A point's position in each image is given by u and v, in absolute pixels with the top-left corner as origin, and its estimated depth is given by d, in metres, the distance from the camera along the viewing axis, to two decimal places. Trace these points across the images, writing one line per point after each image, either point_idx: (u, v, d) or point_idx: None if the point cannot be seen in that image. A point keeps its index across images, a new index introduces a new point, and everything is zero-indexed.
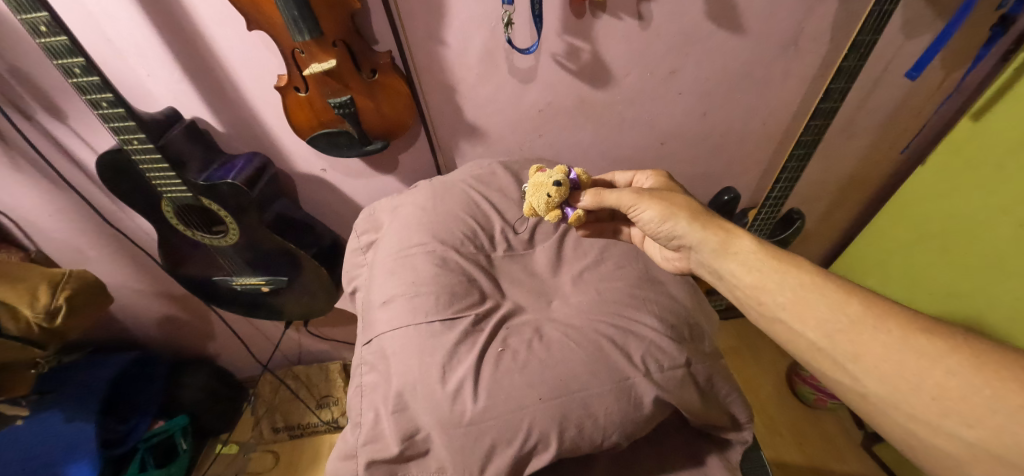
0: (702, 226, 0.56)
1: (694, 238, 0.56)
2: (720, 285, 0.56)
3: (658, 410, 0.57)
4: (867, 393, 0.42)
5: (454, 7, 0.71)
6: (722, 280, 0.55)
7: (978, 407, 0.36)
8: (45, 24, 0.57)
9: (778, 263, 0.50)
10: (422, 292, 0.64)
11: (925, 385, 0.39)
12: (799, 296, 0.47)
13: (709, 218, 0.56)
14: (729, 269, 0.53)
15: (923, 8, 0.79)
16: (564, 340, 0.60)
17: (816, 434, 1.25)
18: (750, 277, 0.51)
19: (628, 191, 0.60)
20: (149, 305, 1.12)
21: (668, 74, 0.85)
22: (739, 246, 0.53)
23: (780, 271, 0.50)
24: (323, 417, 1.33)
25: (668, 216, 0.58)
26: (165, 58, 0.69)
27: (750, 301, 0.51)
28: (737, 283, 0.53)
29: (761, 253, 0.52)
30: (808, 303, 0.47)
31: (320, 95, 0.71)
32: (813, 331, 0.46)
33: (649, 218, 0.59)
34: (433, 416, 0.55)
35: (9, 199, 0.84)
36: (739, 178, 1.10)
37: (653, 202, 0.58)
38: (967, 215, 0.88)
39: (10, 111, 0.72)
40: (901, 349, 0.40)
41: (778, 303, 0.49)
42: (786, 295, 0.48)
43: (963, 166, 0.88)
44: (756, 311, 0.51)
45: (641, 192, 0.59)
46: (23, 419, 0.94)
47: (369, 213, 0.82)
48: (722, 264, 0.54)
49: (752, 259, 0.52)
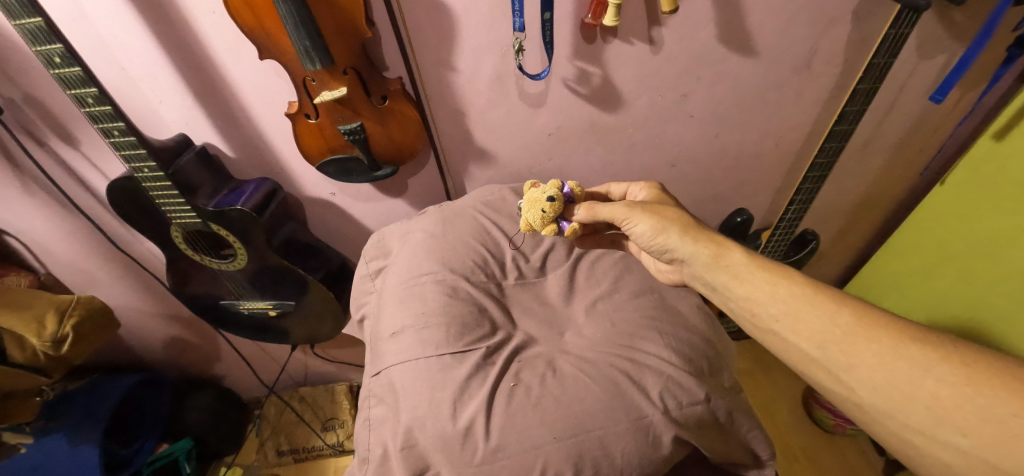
0: (693, 239, 0.55)
1: (686, 251, 0.56)
2: (714, 297, 0.55)
3: (677, 449, 0.55)
4: (863, 404, 0.41)
5: (464, 33, 0.71)
6: (715, 293, 0.54)
7: (971, 416, 0.36)
8: (60, 56, 0.57)
9: (770, 274, 0.50)
10: (432, 324, 0.62)
11: (918, 394, 0.38)
12: (792, 308, 0.47)
13: (699, 230, 0.56)
14: (721, 281, 0.53)
15: (938, 30, 0.78)
16: (578, 375, 0.58)
17: (835, 461, 1.21)
18: (742, 289, 0.51)
19: (620, 205, 0.59)
20: (156, 327, 1.12)
21: (679, 97, 0.84)
22: (730, 258, 0.53)
23: (772, 283, 0.49)
24: (328, 441, 1.31)
25: (660, 230, 0.57)
26: (176, 86, 0.70)
27: (744, 313, 0.51)
28: (730, 295, 0.52)
29: (752, 265, 0.51)
30: (801, 316, 0.46)
31: (330, 121, 0.71)
32: (806, 342, 0.45)
33: (641, 232, 0.58)
34: (444, 455, 0.53)
35: (20, 223, 0.84)
36: (751, 199, 1.08)
37: (644, 215, 0.58)
38: (988, 235, 0.85)
39: (23, 137, 0.73)
40: (894, 359, 0.40)
41: (769, 315, 0.48)
42: (777, 307, 0.48)
43: (979, 184, 0.86)
44: (751, 323, 0.50)
45: (632, 206, 0.59)
46: (27, 447, 0.92)
47: (378, 239, 0.81)
48: (715, 277, 0.53)
49: (743, 270, 0.51)
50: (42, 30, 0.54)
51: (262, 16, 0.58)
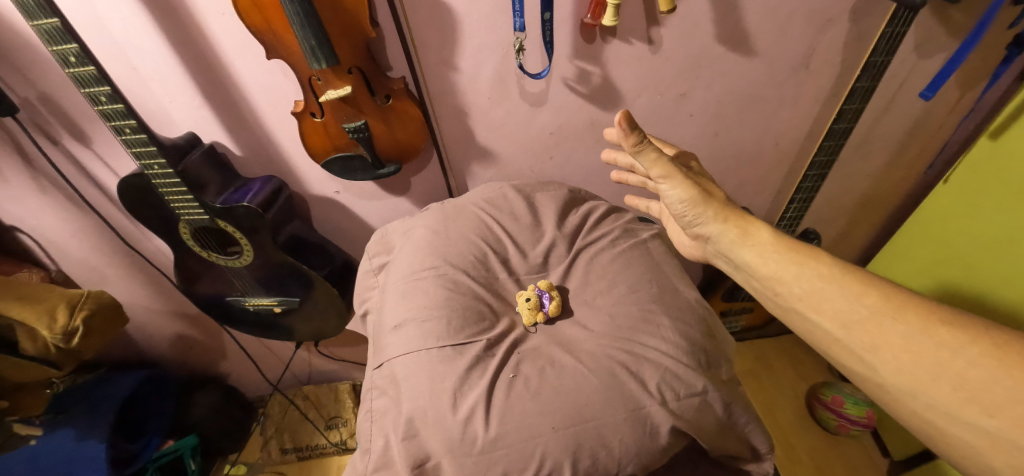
0: (724, 217, 0.55)
1: (715, 227, 0.56)
2: (736, 274, 0.56)
3: (675, 439, 0.55)
4: (885, 383, 0.43)
5: (466, 33, 0.72)
6: (739, 270, 0.55)
7: (998, 397, 0.37)
8: (74, 55, 0.58)
9: (798, 254, 0.50)
10: (434, 316, 0.63)
11: (946, 375, 0.39)
12: (816, 288, 0.48)
13: (731, 209, 0.56)
14: (746, 259, 0.53)
15: (935, 28, 0.79)
16: (577, 366, 0.59)
17: (839, 462, 1.21)
18: (766, 268, 0.51)
19: (666, 163, 0.55)
20: (162, 324, 1.13)
21: (678, 96, 0.86)
22: (758, 238, 0.53)
23: (798, 264, 0.50)
24: (332, 439, 1.32)
25: (697, 202, 0.56)
26: (185, 85, 0.72)
27: (767, 291, 0.52)
28: (755, 273, 0.52)
29: (779, 246, 0.52)
30: (825, 296, 0.47)
31: (335, 119, 0.73)
32: (829, 321, 0.46)
33: (676, 198, 0.57)
34: (444, 444, 0.54)
35: (33, 220, 0.86)
36: (752, 198, 1.09)
37: (685, 184, 0.56)
38: (987, 232, 0.86)
39: (37, 135, 0.75)
40: (922, 340, 0.41)
41: (793, 294, 0.49)
42: (803, 286, 0.48)
43: (979, 182, 0.87)
44: (773, 302, 0.51)
45: (676, 169, 0.55)
46: (37, 439, 0.94)
47: (382, 236, 0.83)
48: (740, 255, 0.54)
49: (771, 251, 0.51)
50: (58, 31, 0.56)
51: (271, 17, 0.60)
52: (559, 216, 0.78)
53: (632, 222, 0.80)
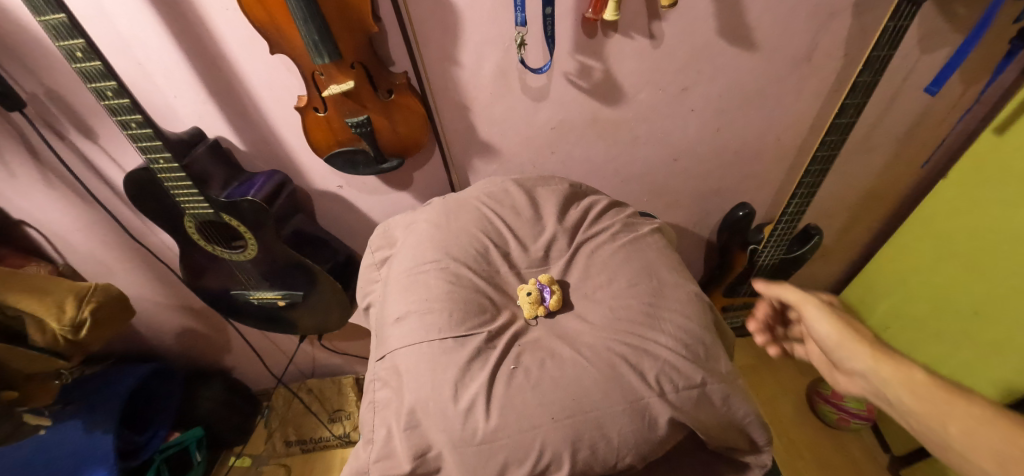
0: (878, 354, 0.52)
1: (867, 364, 0.52)
2: (898, 418, 0.51)
3: (673, 431, 0.56)
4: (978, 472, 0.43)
5: (467, 28, 0.72)
6: (896, 410, 0.50)
7: None
8: (81, 50, 0.59)
9: (948, 392, 0.46)
10: (435, 309, 0.64)
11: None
12: (937, 408, 0.46)
13: (888, 350, 0.52)
14: (901, 397, 0.49)
15: (939, 22, 0.78)
16: (577, 358, 0.59)
17: (839, 457, 1.22)
18: (920, 408, 0.47)
19: (814, 299, 0.60)
20: (168, 317, 1.15)
21: (680, 91, 0.86)
22: (916, 375, 0.49)
23: (949, 403, 0.46)
24: (335, 431, 1.35)
25: (848, 341, 0.55)
26: (190, 79, 0.72)
27: (933, 437, 0.47)
28: (909, 414, 0.48)
29: (931, 380, 0.48)
30: (939, 409, 0.46)
31: (338, 114, 0.73)
32: (954, 439, 0.45)
33: (823, 331, 0.57)
34: (446, 434, 0.55)
35: (40, 214, 0.88)
36: (753, 193, 1.09)
37: (830, 315, 0.57)
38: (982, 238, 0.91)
39: (44, 130, 0.76)
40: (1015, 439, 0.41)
41: (946, 433, 0.45)
42: (950, 424, 0.45)
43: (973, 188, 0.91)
44: (934, 442, 0.47)
45: (825, 307, 0.58)
46: (46, 429, 0.95)
47: (385, 229, 0.83)
48: (895, 394, 0.49)
49: (918, 386, 0.48)
50: (65, 26, 0.56)
51: (274, 12, 0.60)
52: (560, 210, 0.78)
53: (633, 217, 0.80)
